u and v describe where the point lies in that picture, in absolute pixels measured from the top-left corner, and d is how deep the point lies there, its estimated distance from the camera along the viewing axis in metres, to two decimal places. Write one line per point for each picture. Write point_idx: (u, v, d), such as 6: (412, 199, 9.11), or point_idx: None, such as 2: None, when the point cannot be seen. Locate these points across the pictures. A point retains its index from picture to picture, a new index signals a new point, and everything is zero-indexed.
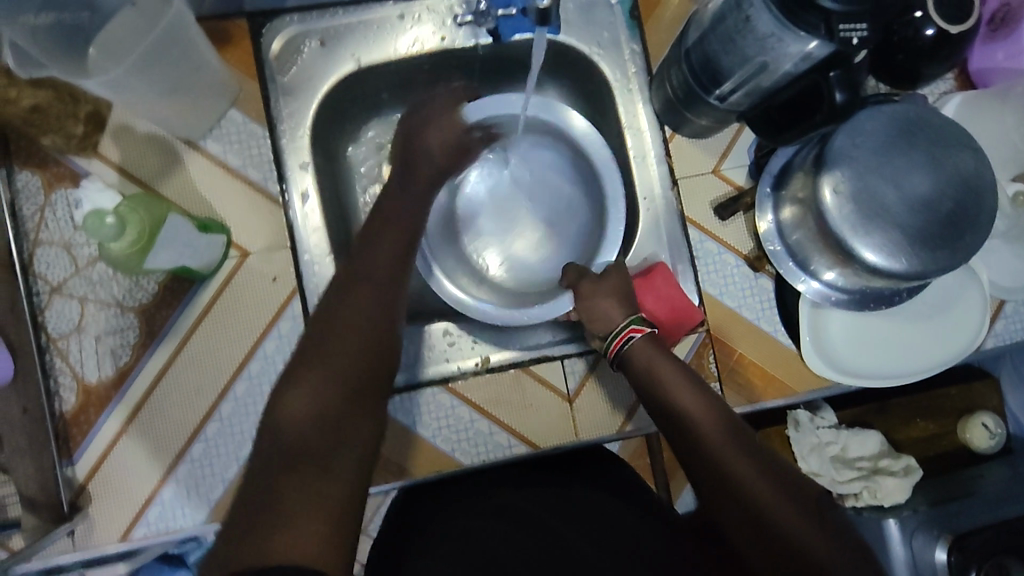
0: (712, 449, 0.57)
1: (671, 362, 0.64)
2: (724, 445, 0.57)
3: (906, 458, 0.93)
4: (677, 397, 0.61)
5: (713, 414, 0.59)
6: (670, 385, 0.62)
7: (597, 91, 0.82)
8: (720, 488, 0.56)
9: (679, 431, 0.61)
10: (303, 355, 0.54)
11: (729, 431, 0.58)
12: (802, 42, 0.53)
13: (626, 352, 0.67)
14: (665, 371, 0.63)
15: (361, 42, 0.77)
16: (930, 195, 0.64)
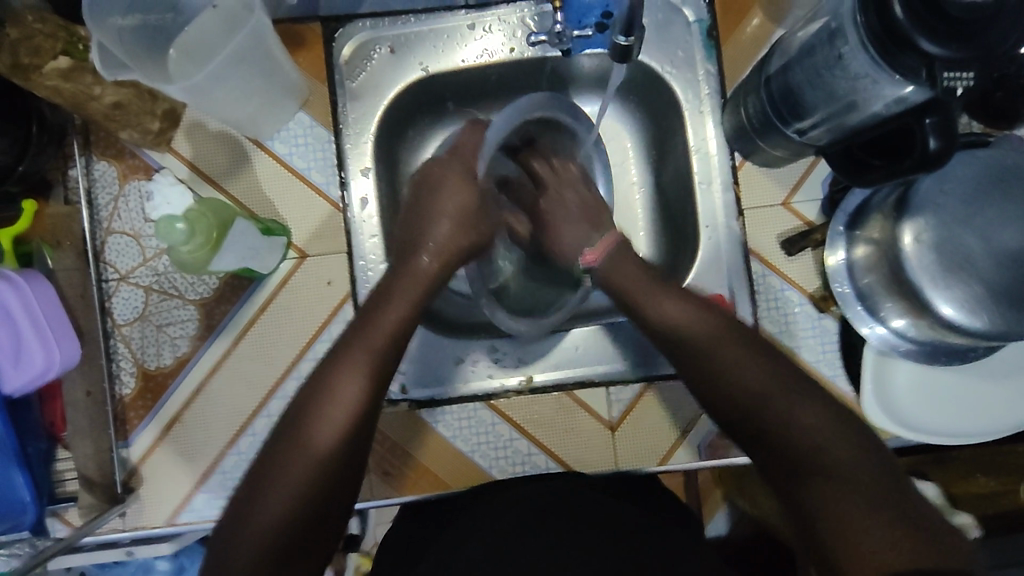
0: (695, 341, 0.60)
1: (665, 286, 0.64)
2: (709, 341, 0.60)
3: (963, 515, 0.88)
4: (681, 321, 0.61)
5: (721, 335, 0.60)
6: (647, 294, 0.64)
7: (666, 110, 0.79)
8: (738, 406, 0.57)
9: (664, 338, 0.62)
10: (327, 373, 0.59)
11: (712, 332, 0.60)
12: (898, 86, 0.50)
13: (608, 257, 0.68)
14: (661, 297, 0.63)
15: (430, 50, 0.76)
16: (1020, 251, 0.60)
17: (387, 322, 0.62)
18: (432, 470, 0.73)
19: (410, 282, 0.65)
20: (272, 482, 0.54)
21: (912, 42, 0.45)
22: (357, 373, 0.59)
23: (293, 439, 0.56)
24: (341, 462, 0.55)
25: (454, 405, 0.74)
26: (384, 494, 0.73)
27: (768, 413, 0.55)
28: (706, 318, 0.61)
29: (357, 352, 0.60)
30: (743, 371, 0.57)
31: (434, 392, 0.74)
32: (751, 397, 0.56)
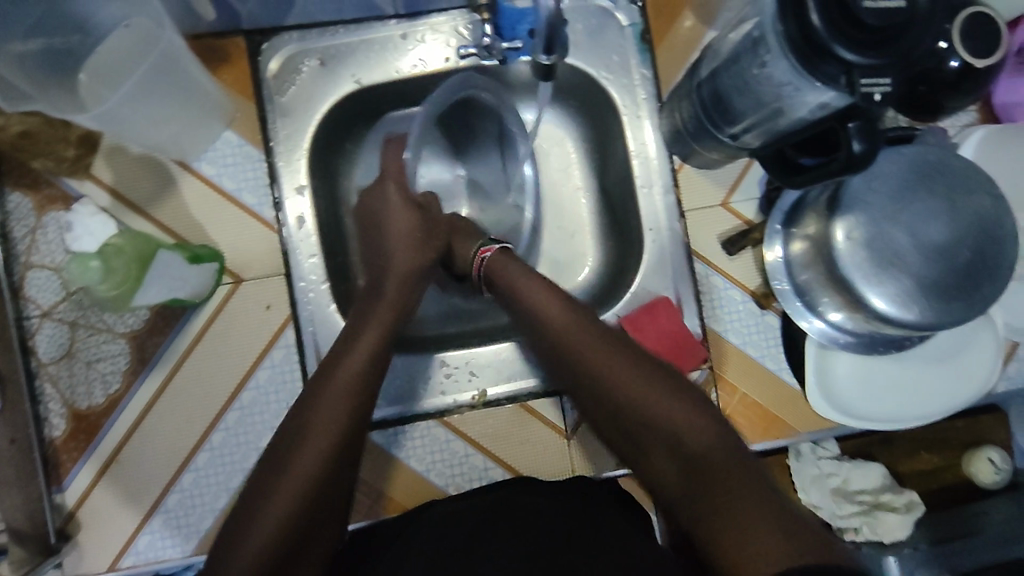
0: (578, 354, 0.62)
1: (540, 280, 0.67)
2: (585, 344, 0.63)
3: (909, 493, 0.91)
4: (569, 336, 0.63)
5: (596, 340, 0.62)
6: (526, 296, 0.66)
7: (605, 114, 0.79)
8: (632, 417, 0.58)
9: (547, 344, 0.65)
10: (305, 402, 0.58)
11: (581, 333, 0.63)
12: (819, 92, 0.50)
13: (489, 263, 0.69)
14: (531, 287, 0.66)
15: (362, 62, 0.74)
16: (947, 244, 0.61)
17: (355, 359, 0.60)
18: (387, 492, 0.72)
19: (374, 321, 0.63)
20: (248, 537, 0.52)
21: (827, 50, 0.46)
22: (336, 404, 0.58)
23: (266, 488, 0.54)
24: (316, 505, 0.54)
25: (407, 424, 0.73)
26: None
27: (648, 412, 0.57)
28: (578, 315, 0.65)
29: (328, 394, 0.58)
30: (618, 373, 0.59)
31: (385, 413, 0.73)
32: (635, 406, 0.58)
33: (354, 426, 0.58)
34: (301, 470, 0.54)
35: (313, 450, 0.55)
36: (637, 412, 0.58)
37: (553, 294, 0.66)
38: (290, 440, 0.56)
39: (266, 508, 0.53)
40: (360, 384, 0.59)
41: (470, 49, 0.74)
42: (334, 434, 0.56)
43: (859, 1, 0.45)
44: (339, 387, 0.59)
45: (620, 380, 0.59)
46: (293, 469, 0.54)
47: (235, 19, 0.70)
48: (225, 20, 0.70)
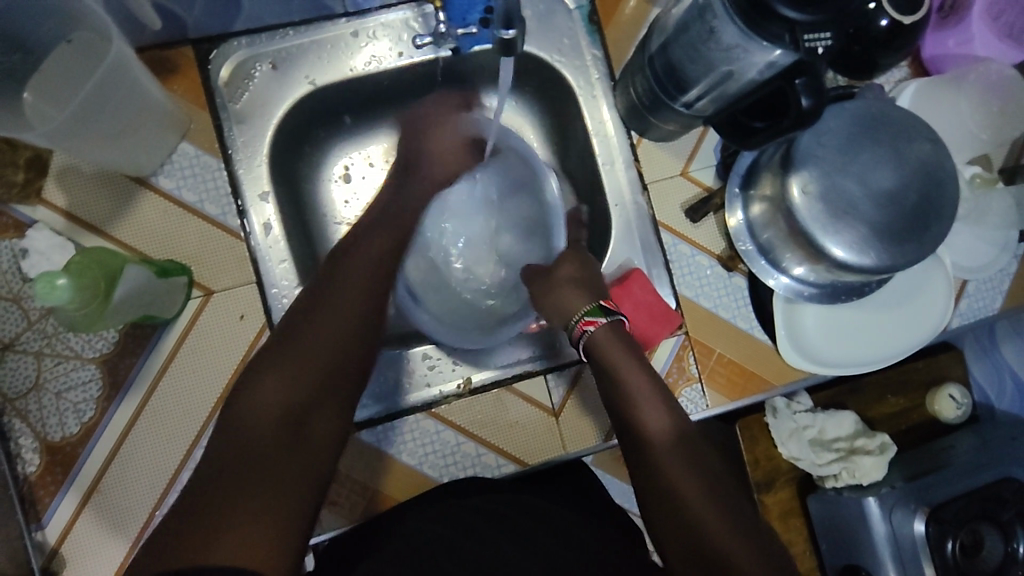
0: (653, 450, 0.59)
1: (625, 353, 0.66)
2: (666, 450, 0.59)
3: (881, 436, 0.96)
4: (636, 402, 0.63)
5: (674, 443, 0.59)
6: (630, 385, 0.64)
7: (561, 98, 0.80)
8: (654, 493, 0.57)
9: (630, 437, 0.62)
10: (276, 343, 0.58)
11: (675, 434, 0.60)
12: (766, 51, 0.53)
13: (591, 346, 0.67)
14: (625, 364, 0.65)
15: (315, 63, 0.74)
16: (895, 190, 0.65)
17: (365, 258, 0.65)
18: (382, 491, 0.72)
19: (384, 235, 0.68)
20: (240, 428, 0.53)
21: (772, 11, 0.48)
22: (320, 333, 0.58)
23: (263, 374, 0.55)
24: (318, 379, 0.56)
25: (395, 420, 0.72)
26: (334, 524, 0.70)
27: (669, 493, 0.56)
28: (673, 418, 0.62)
29: (327, 287, 0.61)
30: (681, 482, 0.56)
31: (371, 411, 0.73)
32: (659, 479, 0.57)
33: (364, 312, 0.61)
34: (311, 359, 0.57)
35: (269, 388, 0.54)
36: (662, 492, 0.57)
37: (642, 372, 0.65)
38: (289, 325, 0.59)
39: (258, 390, 0.54)
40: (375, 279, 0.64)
41: (426, 39, 0.72)
42: (308, 391, 0.55)
43: None
44: (338, 286, 0.62)
45: (659, 458, 0.59)
46: (295, 354, 0.56)
47: (181, 29, 0.69)
48: (169, 30, 0.69)
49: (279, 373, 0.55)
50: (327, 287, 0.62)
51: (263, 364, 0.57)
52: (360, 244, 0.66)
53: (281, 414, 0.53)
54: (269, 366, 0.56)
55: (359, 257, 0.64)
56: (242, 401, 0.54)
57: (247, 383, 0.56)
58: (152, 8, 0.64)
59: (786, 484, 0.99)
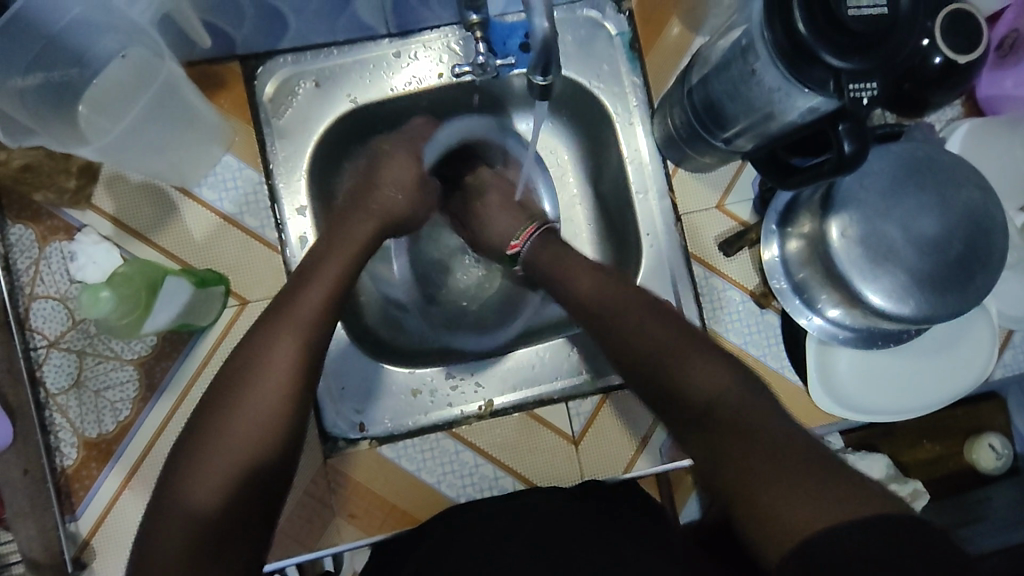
0: (616, 319, 0.61)
1: (585, 265, 0.66)
2: (626, 317, 0.61)
3: (913, 482, 0.93)
4: (593, 301, 0.63)
5: (637, 311, 0.61)
6: (571, 270, 0.66)
7: (598, 124, 0.80)
8: (636, 359, 0.59)
9: (581, 310, 0.64)
10: (255, 349, 0.56)
11: (629, 293, 0.62)
12: (809, 97, 0.52)
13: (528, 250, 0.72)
14: (582, 273, 0.65)
15: (356, 82, 0.75)
16: (938, 237, 0.63)
17: (322, 285, 0.60)
18: (400, 508, 0.72)
19: (348, 247, 0.64)
20: (193, 472, 0.51)
21: (815, 57, 0.47)
22: (284, 342, 0.56)
23: (228, 404, 0.54)
24: (284, 421, 0.55)
25: (416, 438, 0.73)
26: (353, 537, 0.72)
27: (673, 360, 0.56)
28: (622, 284, 0.64)
29: (291, 309, 0.58)
30: (643, 326, 0.59)
31: (392, 428, 0.74)
32: (623, 337, 0.60)
33: (319, 344, 0.58)
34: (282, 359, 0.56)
35: (257, 403, 0.54)
36: (668, 368, 0.56)
37: (598, 272, 0.65)
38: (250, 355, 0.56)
39: (253, 391, 0.54)
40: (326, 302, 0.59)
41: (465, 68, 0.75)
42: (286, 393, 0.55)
43: (843, 9, 0.46)
44: (301, 309, 0.58)
45: (655, 345, 0.58)
46: (252, 388, 0.54)
47: (230, 46, 0.71)
48: (219, 47, 0.71)
49: (237, 416, 0.53)
50: (301, 280, 0.60)
51: (248, 369, 0.55)
52: (329, 256, 0.63)
53: (240, 463, 0.52)
54: (256, 372, 0.55)
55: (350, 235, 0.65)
56: (225, 411, 0.54)
57: (239, 389, 0.54)
58: (203, 25, 0.66)
59: None
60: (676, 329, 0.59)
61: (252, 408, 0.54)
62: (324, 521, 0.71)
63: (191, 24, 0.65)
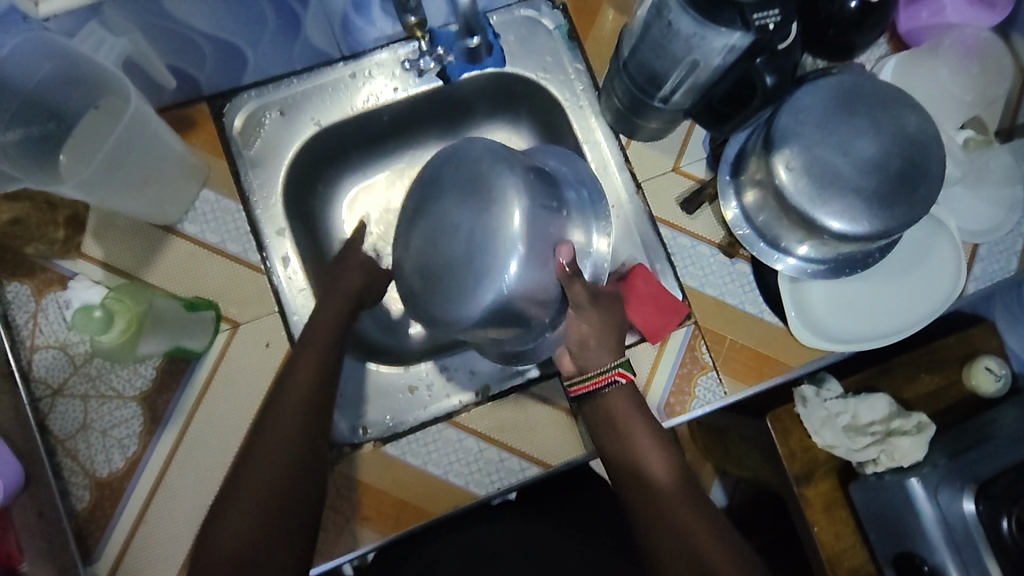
0: (658, 485, 0.66)
1: (652, 430, 0.70)
2: (667, 486, 0.66)
3: (917, 415, 0.94)
4: (655, 476, 0.67)
5: (678, 487, 0.66)
6: (628, 423, 0.70)
7: (552, 112, 0.86)
8: (653, 513, 0.64)
9: (632, 471, 0.68)
10: (272, 401, 0.66)
11: (674, 471, 0.67)
12: (724, 36, 0.56)
13: (604, 395, 0.70)
14: (631, 414, 0.70)
15: (318, 106, 0.81)
16: (879, 157, 0.66)
17: (305, 369, 0.68)
18: (416, 504, 0.73)
19: (322, 330, 0.71)
20: (221, 526, 0.58)
21: None
22: (294, 393, 0.66)
23: (241, 476, 0.61)
24: (273, 513, 0.59)
25: (418, 432, 0.75)
26: (368, 539, 0.72)
27: (677, 526, 0.63)
28: (673, 457, 0.68)
29: (283, 405, 0.65)
30: (675, 500, 0.64)
31: (395, 426, 0.77)
32: (649, 495, 0.66)
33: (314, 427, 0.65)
34: (294, 411, 0.65)
35: (270, 447, 0.62)
36: (670, 523, 0.63)
37: (655, 437, 0.69)
38: (261, 430, 0.64)
39: (268, 435, 0.63)
40: (309, 393, 0.66)
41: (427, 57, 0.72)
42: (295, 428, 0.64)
43: None
44: (291, 399, 0.66)
45: (670, 504, 0.64)
46: (258, 470, 0.61)
47: (196, 88, 0.76)
48: (186, 90, 0.76)
49: (253, 474, 0.61)
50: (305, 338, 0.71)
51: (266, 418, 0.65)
52: (318, 320, 0.72)
53: (253, 524, 0.58)
54: (274, 421, 0.64)
55: (335, 298, 0.75)
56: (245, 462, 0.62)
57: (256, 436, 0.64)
58: (168, 70, 0.71)
59: (827, 475, 0.97)
60: (703, 508, 0.65)
61: (268, 448, 0.62)
62: (339, 527, 0.72)
63: (155, 69, 0.70)
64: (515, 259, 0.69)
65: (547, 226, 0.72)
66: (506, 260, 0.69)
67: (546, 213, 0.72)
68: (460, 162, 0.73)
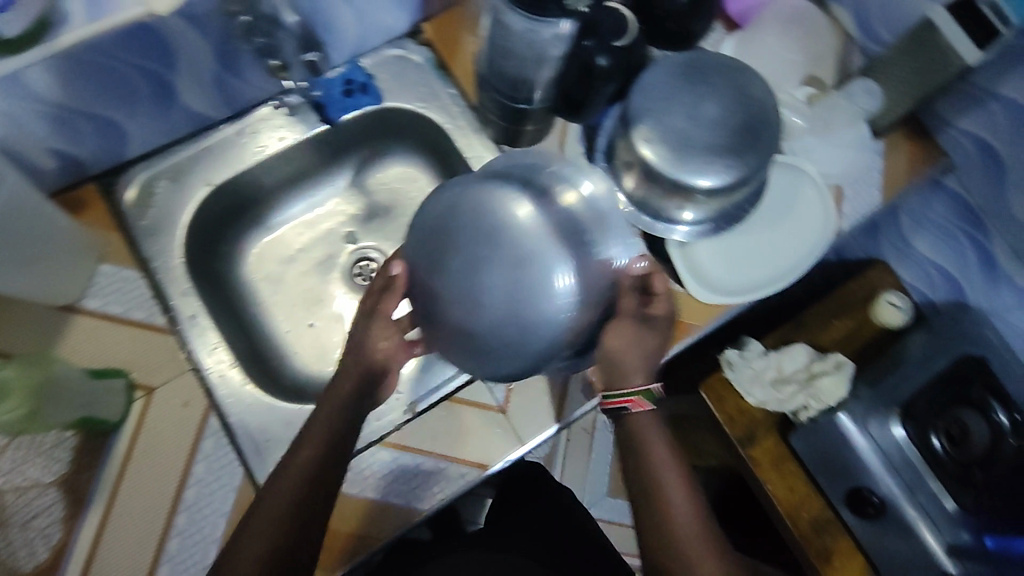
0: (682, 530, 0.66)
1: (679, 474, 0.69)
2: (691, 532, 0.67)
3: (834, 355, 0.98)
4: (677, 520, 0.67)
5: (700, 536, 0.67)
6: (658, 456, 0.69)
7: (437, 138, 0.91)
8: (674, 552, 0.66)
9: (654, 509, 0.68)
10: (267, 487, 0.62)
11: (696, 515, 0.68)
12: (553, 25, 0.62)
13: (629, 416, 0.70)
14: (663, 457, 0.69)
15: (208, 166, 0.83)
16: (722, 115, 0.72)
17: (305, 458, 0.63)
18: (365, 533, 0.72)
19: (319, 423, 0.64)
20: None
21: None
22: (293, 483, 0.62)
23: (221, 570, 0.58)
24: None
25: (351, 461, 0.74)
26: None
27: (693, 572, 0.65)
28: (694, 501, 0.69)
29: (278, 495, 0.61)
30: (698, 547, 0.66)
31: None
32: (671, 536, 0.66)
33: (304, 521, 0.61)
34: (287, 504, 0.61)
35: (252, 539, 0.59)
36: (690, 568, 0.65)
37: (689, 493, 0.69)
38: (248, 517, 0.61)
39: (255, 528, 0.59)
40: (307, 484, 0.62)
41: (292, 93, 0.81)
42: (287, 519, 0.60)
43: None
44: (283, 490, 0.61)
45: (689, 547, 0.66)
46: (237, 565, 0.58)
47: (81, 168, 0.78)
48: (71, 172, 0.77)
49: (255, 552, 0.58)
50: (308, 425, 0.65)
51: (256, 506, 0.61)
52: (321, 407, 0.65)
53: None
54: (261, 513, 0.60)
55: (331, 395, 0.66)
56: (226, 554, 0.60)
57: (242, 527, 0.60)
58: (48, 153, 0.73)
59: (769, 433, 0.99)
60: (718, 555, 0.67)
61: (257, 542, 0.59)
62: None
63: (34, 153, 0.71)
64: (557, 269, 0.60)
65: (568, 229, 0.62)
66: (546, 273, 0.59)
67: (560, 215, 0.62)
68: (431, 223, 0.63)
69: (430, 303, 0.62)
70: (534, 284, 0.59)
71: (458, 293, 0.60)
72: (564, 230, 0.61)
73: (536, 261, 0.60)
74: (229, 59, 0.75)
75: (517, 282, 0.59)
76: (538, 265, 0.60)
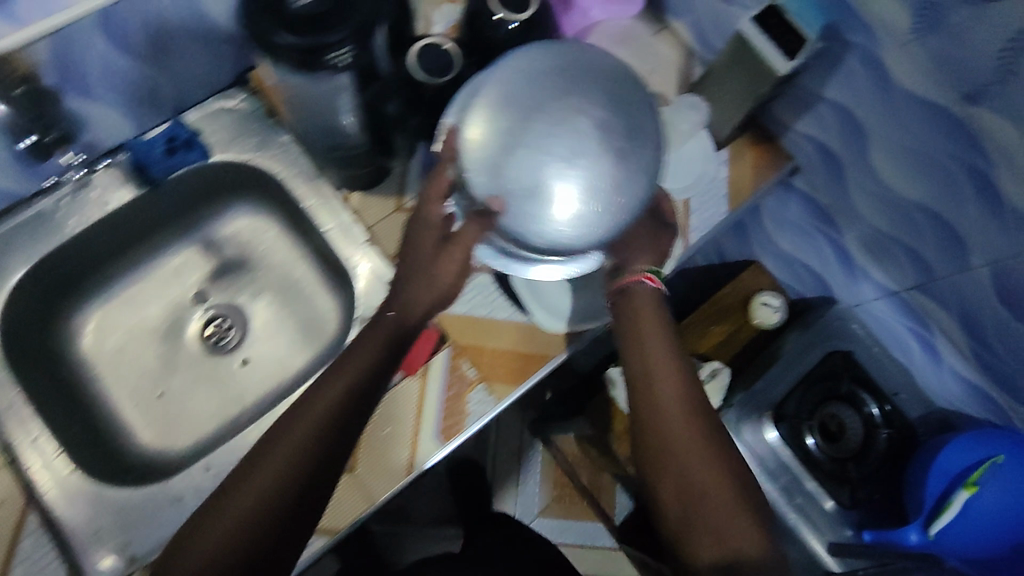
0: (666, 407, 0.66)
1: (666, 359, 0.69)
2: (671, 411, 0.66)
3: (710, 363, 1.00)
4: (658, 406, 0.66)
5: (683, 414, 0.66)
6: (648, 342, 0.69)
7: (275, 189, 0.87)
8: (654, 440, 0.66)
9: (639, 392, 0.68)
10: (267, 443, 0.63)
11: (685, 400, 0.66)
12: (329, 79, 0.64)
13: (627, 298, 0.71)
14: (658, 349, 0.69)
15: (22, 242, 0.77)
16: None
17: (304, 425, 0.62)
18: None
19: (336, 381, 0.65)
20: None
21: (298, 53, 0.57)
22: (289, 445, 0.61)
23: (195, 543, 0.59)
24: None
25: None
26: None
27: (678, 461, 0.64)
28: (684, 381, 0.68)
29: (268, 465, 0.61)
30: (682, 429, 0.65)
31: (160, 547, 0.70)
32: (652, 421, 0.66)
33: (297, 489, 0.60)
34: (274, 473, 0.60)
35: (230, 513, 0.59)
36: (671, 456, 0.64)
37: (674, 371, 0.68)
38: (234, 484, 0.61)
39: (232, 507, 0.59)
40: (292, 458, 0.60)
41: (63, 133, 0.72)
42: (268, 488, 0.59)
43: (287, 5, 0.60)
44: (280, 455, 0.61)
45: (673, 435, 0.65)
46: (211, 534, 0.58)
47: None
48: None
49: (228, 512, 0.59)
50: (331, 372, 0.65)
51: (239, 476, 0.61)
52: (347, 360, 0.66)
53: None
54: (248, 480, 0.60)
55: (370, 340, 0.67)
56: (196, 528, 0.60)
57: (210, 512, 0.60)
58: None
59: None
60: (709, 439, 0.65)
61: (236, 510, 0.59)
62: None
63: None
64: (575, 140, 0.54)
65: (523, 119, 0.55)
66: (543, 159, 0.54)
67: (515, 109, 0.56)
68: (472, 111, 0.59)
69: (506, 155, 0.56)
70: (587, 147, 0.55)
71: (530, 160, 0.55)
72: (533, 115, 0.55)
73: (588, 127, 0.55)
74: (15, 133, 0.71)
75: (548, 160, 0.54)
76: (560, 150, 0.54)
